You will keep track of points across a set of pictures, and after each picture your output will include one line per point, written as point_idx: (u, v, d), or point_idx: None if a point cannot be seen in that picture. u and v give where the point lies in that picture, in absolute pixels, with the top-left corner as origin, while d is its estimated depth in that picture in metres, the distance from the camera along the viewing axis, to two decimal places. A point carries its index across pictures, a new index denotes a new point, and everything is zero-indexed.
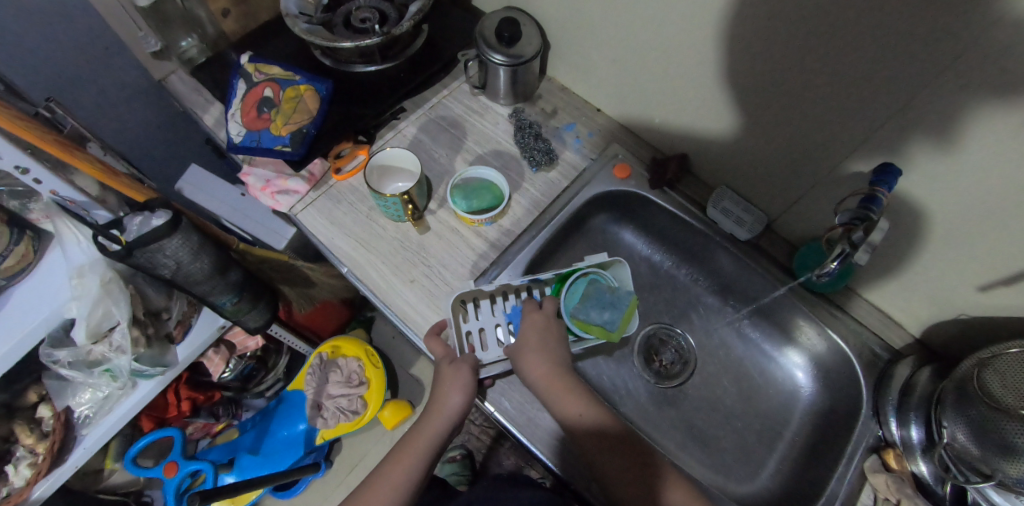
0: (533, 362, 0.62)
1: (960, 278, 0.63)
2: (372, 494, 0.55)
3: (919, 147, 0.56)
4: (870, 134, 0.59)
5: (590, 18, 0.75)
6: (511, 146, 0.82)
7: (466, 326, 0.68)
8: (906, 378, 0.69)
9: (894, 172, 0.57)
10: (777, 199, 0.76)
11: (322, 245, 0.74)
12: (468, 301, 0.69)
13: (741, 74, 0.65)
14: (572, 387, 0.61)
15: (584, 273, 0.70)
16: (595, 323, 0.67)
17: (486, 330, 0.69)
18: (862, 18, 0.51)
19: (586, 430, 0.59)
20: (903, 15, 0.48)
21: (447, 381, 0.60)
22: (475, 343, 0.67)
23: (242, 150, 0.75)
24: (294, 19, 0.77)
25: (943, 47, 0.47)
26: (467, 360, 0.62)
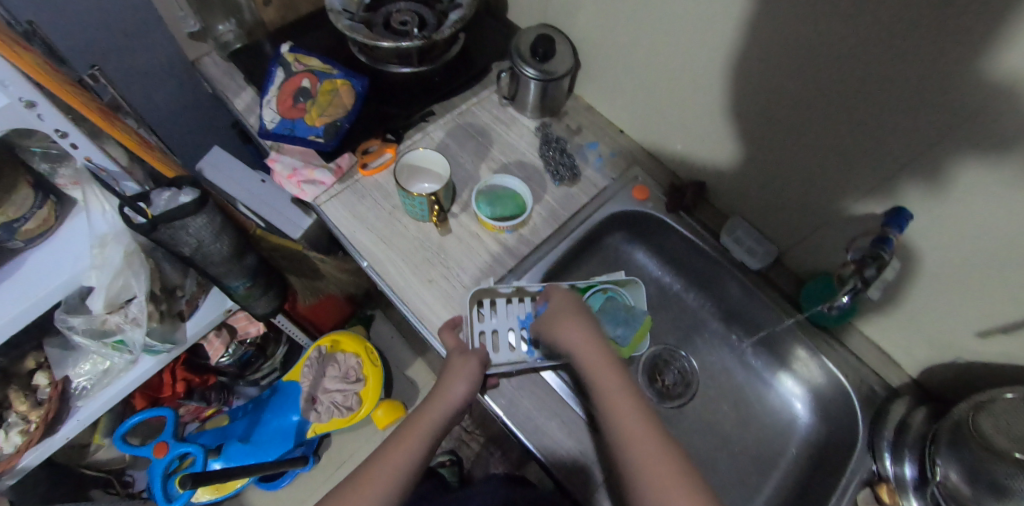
0: (568, 329, 0.63)
1: (961, 324, 0.65)
2: (373, 474, 0.56)
3: (933, 198, 0.57)
4: (883, 184, 0.61)
5: (619, 42, 0.78)
6: (535, 159, 0.84)
7: (480, 326, 0.70)
8: (902, 416, 0.70)
9: (907, 216, 0.59)
10: (790, 233, 0.78)
11: (343, 237, 0.75)
12: (485, 301, 0.71)
13: (761, 112, 0.67)
14: (606, 358, 0.61)
15: (603, 289, 0.75)
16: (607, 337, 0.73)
17: (500, 330, 0.70)
18: (874, 72, 0.53)
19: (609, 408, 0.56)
20: (917, 75, 0.50)
21: (454, 370, 0.62)
22: (487, 343, 0.69)
23: (273, 137, 0.76)
24: (337, 15, 0.79)
25: (952, 106, 0.49)
26: (476, 353, 0.63)
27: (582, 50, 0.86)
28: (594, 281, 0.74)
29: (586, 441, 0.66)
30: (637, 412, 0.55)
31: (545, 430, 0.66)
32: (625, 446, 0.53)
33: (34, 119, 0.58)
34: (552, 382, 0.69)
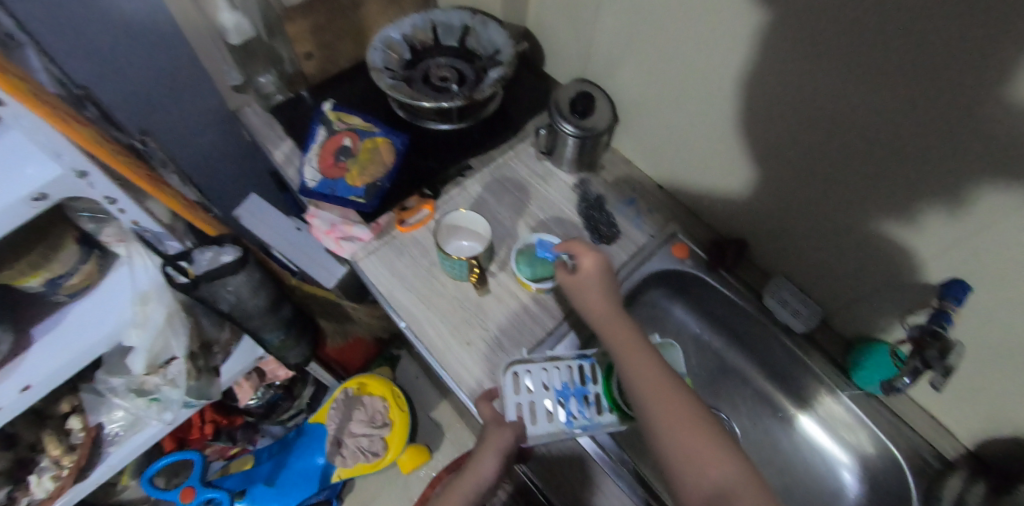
0: (589, 293, 0.61)
1: (1023, 401, 0.62)
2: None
3: (1000, 278, 0.54)
4: (942, 261, 0.58)
5: (655, 99, 0.78)
6: (572, 214, 0.82)
7: (517, 398, 0.65)
8: (959, 492, 0.67)
9: (965, 287, 0.56)
10: (837, 295, 0.75)
11: (381, 295, 0.74)
12: (519, 371, 0.67)
13: (806, 175, 0.65)
14: (626, 323, 0.57)
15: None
16: None
17: (537, 403, 0.65)
18: (933, 148, 0.50)
19: (661, 425, 0.48)
20: (982, 155, 0.46)
21: (487, 443, 0.60)
22: (524, 415, 0.64)
23: (315, 196, 0.77)
24: (379, 73, 0.80)
25: (1022, 190, 0.45)
26: (512, 426, 0.61)
27: (617, 103, 0.86)
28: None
29: None
30: (662, 379, 0.51)
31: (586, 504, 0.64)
32: (644, 412, 0.50)
33: (85, 187, 0.57)
34: (591, 452, 0.66)
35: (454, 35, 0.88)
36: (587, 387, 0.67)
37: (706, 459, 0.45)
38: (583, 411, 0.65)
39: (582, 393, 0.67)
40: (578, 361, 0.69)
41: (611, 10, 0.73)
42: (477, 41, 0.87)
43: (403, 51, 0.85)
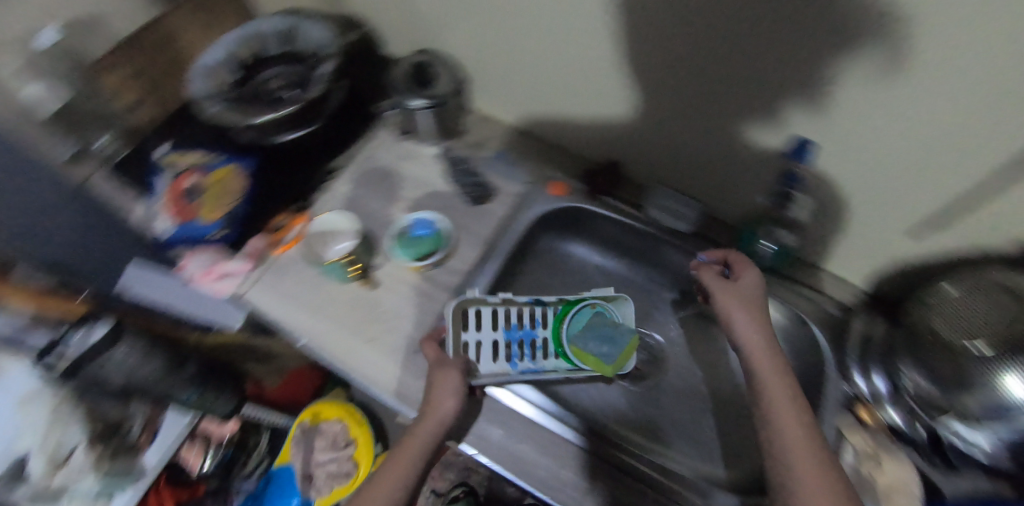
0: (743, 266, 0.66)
1: (889, 229, 0.70)
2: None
3: (842, 122, 0.58)
4: (773, 121, 0.63)
5: (502, 53, 0.79)
6: (445, 186, 0.83)
7: (466, 335, 0.70)
8: (863, 332, 0.75)
9: (808, 144, 0.61)
10: (709, 185, 0.80)
11: (276, 321, 0.73)
12: (470, 308, 0.71)
13: (664, 82, 0.67)
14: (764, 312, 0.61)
15: (591, 304, 0.78)
16: (592, 354, 0.74)
17: (484, 340, 0.71)
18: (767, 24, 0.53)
19: (781, 422, 0.50)
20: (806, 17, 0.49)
21: (438, 385, 0.61)
22: (473, 353, 0.69)
23: (177, 244, 0.75)
24: (205, 102, 0.79)
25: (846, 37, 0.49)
26: (455, 364, 0.64)
27: (463, 67, 0.87)
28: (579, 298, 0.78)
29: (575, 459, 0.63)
30: (783, 379, 0.53)
31: (525, 458, 0.63)
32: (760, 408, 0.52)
33: None
34: (547, 409, 0.67)
35: (276, 42, 0.85)
36: (536, 332, 0.74)
37: (812, 465, 0.46)
38: (528, 354, 0.72)
39: (530, 337, 0.73)
40: (529, 306, 0.75)
41: None
42: (300, 41, 0.85)
43: (229, 72, 0.82)
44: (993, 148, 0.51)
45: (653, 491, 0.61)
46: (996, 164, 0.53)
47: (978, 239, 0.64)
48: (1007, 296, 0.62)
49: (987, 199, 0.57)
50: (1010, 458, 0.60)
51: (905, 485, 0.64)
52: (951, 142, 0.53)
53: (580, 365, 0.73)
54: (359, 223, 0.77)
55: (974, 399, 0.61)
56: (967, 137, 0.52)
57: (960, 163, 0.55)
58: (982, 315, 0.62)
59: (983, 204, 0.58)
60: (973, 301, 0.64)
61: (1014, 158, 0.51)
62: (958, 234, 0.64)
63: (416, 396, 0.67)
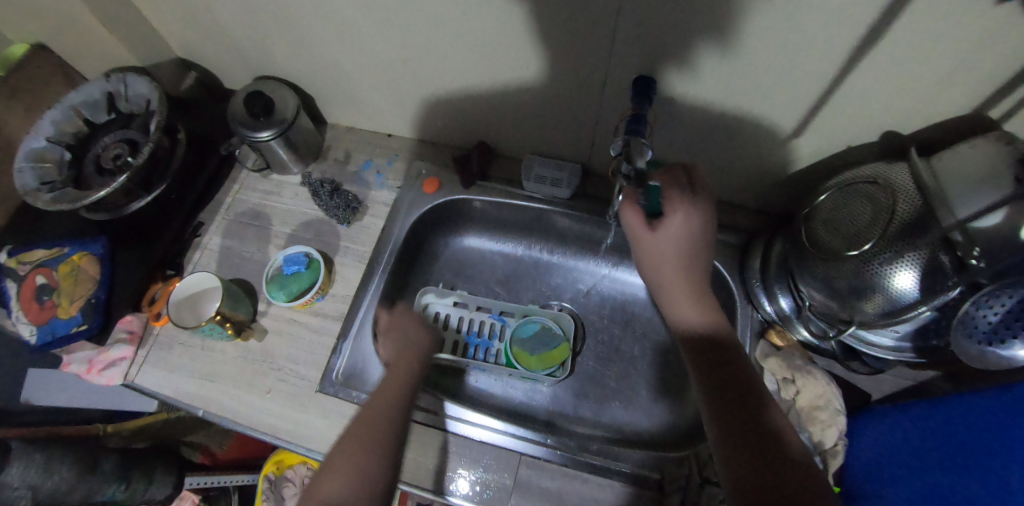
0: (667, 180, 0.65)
1: (763, 146, 0.69)
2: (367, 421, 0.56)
3: (687, 44, 0.56)
4: (626, 52, 0.58)
5: (333, 62, 0.74)
6: (316, 212, 0.80)
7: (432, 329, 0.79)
8: (765, 250, 0.75)
9: (649, 83, 0.58)
10: (578, 145, 0.76)
11: (170, 397, 0.69)
12: (439, 311, 0.81)
13: (504, 49, 0.62)
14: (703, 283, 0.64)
15: (541, 321, 0.79)
16: (528, 354, 0.76)
17: (446, 342, 0.79)
18: None
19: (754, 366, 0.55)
20: None
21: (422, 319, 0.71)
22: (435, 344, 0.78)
23: (43, 349, 0.68)
24: (35, 194, 0.71)
25: None
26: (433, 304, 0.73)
27: (303, 84, 0.82)
28: (530, 313, 0.81)
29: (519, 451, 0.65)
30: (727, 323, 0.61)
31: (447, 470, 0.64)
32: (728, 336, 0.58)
33: None
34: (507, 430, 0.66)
35: (103, 108, 0.79)
36: (492, 342, 0.80)
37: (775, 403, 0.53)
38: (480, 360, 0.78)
39: (487, 346, 0.80)
40: (491, 320, 0.81)
41: (222, 3, 0.69)
42: (124, 101, 0.78)
43: (59, 154, 0.76)
44: (831, 39, 0.51)
45: (573, 469, 0.64)
46: (833, 55, 0.53)
47: (838, 134, 0.64)
48: (875, 189, 0.59)
49: (838, 91, 0.57)
50: (919, 353, 0.61)
51: (825, 402, 0.65)
52: (781, 50, 0.54)
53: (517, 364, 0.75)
54: (213, 277, 0.70)
55: (871, 305, 0.58)
56: (800, 37, 0.52)
57: (800, 64, 0.55)
58: (858, 216, 0.59)
59: (834, 97, 0.58)
60: (848, 202, 0.60)
61: (853, 44, 0.51)
62: (821, 134, 0.64)
63: (320, 434, 0.65)
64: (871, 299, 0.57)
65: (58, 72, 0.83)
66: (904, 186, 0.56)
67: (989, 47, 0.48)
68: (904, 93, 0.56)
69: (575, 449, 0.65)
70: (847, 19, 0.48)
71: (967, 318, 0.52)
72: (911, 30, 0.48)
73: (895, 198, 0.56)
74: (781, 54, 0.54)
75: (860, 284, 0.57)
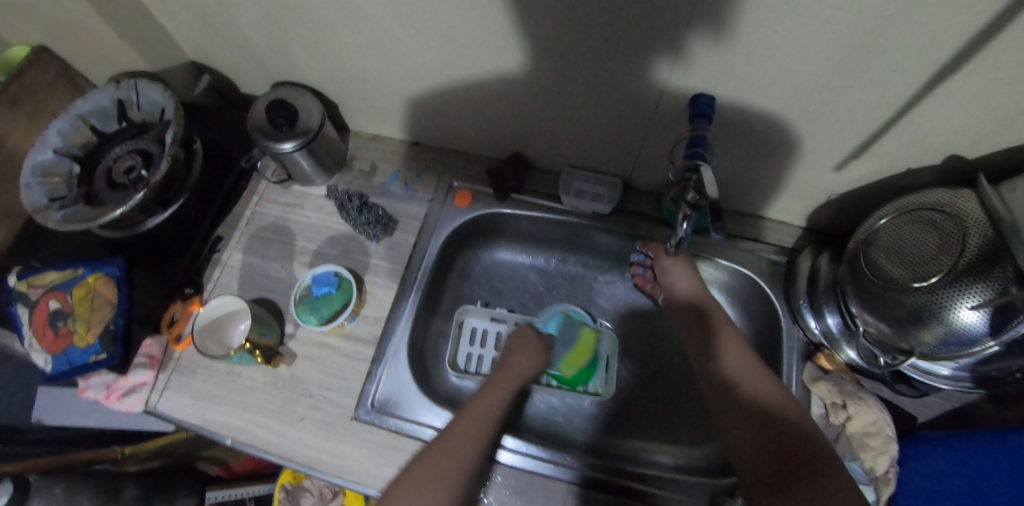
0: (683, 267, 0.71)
1: (816, 164, 0.66)
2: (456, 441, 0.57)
3: (751, 60, 0.52)
4: (684, 67, 0.55)
5: (362, 69, 0.70)
6: (343, 227, 0.76)
7: (468, 348, 0.78)
8: (810, 267, 0.72)
9: (708, 103, 0.55)
10: (619, 158, 0.73)
11: (196, 426, 0.66)
12: (476, 327, 0.80)
13: (550, 60, 0.59)
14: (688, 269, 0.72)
15: (563, 309, 0.82)
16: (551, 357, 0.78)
17: (483, 357, 0.77)
18: None
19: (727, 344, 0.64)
20: None
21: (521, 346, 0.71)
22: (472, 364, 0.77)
23: (59, 378, 0.64)
24: (45, 212, 0.66)
25: None
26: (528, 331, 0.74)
27: (326, 91, 0.78)
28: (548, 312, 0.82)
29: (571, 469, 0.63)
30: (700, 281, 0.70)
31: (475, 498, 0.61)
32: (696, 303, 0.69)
33: None
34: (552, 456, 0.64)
35: (113, 117, 0.74)
36: None
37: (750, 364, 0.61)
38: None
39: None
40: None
41: (243, 7, 0.64)
42: (134, 110, 0.74)
43: (67, 167, 0.72)
44: (913, 59, 0.48)
45: (622, 499, 0.62)
46: (906, 76, 0.50)
47: (899, 157, 0.61)
48: (943, 219, 0.56)
49: (907, 112, 0.54)
50: (976, 383, 0.60)
51: (878, 429, 0.64)
52: (856, 68, 0.50)
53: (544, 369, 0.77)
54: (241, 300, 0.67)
55: (930, 334, 0.57)
56: (877, 58, 0.49)
57: (873, 84, 0.52)
58: (924, 244, 0.56)
59: (902, 119, 0.55)
60: (910, 228, 0.58)
61: (930, 66, 0.48)
62: (880, 156, 0.62)
63: (358, 466, 0.62)
64: (931, 329, 0.56)
65: (63, 78, 0.78)
66: (977, 219, 0.54)
67: None
68: (982, 116, 0.52)
69: (616, 475, 0.62)
70: (935, 39, 0.45)
71: None
72: (1003, 54, 0.45)
73: (965, 229, 0.54)
74: (850, 74, 0.51)
75: (925, 314, 0.55)
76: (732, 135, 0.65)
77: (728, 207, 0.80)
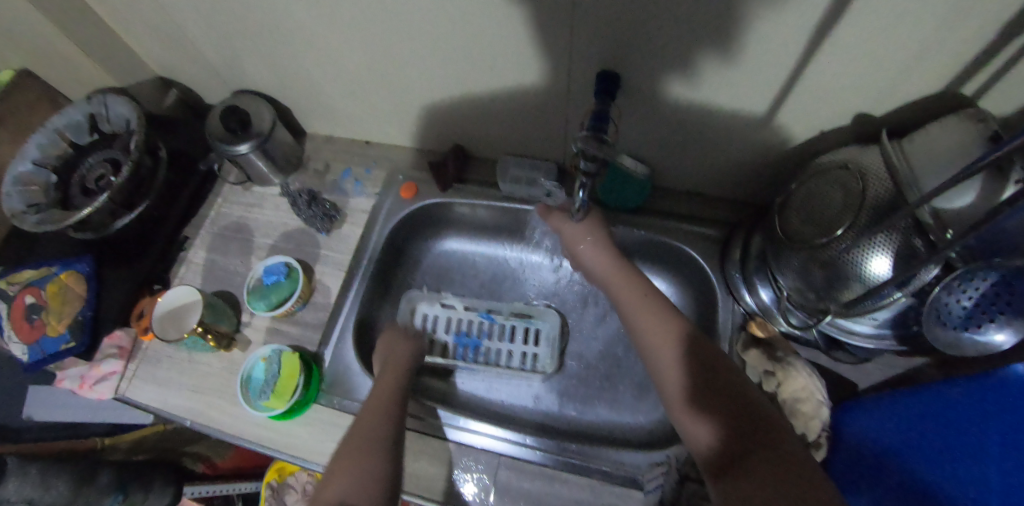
0: (596, 255, 0.70)
1: (733, 141, 0.68)
2: (349, 447, 0.56)
3: (633, 43, 0.55)
4: (578, 54, 0.58)
5: (303, 75, 0.75)
6: (298, 222, 0.81)
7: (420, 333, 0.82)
8: (743, 243, 0.73)
9: (612, 79, 0.58)
10: (551, 145, 0.76)
11: (159, 410, 0.71)
12: (427, 314, 0.83)
13: (461, 56, 0.63)
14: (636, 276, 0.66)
15: (261, 355, 0.69)
16: (267, 396, 0.65)
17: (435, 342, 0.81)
18: None
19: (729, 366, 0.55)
20: None
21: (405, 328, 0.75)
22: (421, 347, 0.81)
23: (35, 367, 0.71)
24: (21, 217, 0.72)
25: None
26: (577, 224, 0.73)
27: (278, 97, 0.83)
28: (261, 352, 0.69)
29: (520, 444, 0.66)
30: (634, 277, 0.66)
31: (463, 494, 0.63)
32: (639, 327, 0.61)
33: None
34: (495, 436, 0.66)
35: (86, 130, 0.80)
36: (481, 341, 0.81)
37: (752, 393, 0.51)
38: (468, 359, 0.79)
39: (475, 345, 0.80)
40: (480, 318, 0.82)
41: (190, 24, 0.70)
42: (105, 121, 0.80)
43: (45, 177, 0.78)
44: (787, 28, 0.49)
45: (553, 469, 0.64)
46: (783, 52, 0.52)
47: (806, 125, 0.63)
48: (849, 176, 0.57)
49: (799, 81, 0.56)
50: (899, 341, 0.59)
51: (809, 394, 0.63)
52: (737, 39, 0.52)
53: (276, 401, 0.65)
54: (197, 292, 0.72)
55: (849, 294, 0.56)
56: (748, 34, 0.51)
57: (760, 58, 0.53)
58: (832, 203, 0.57)
59: (792, 92, 0.57)
60: (820, 190, 0.59)
61: (801, 40, 0.50)
62: (789, 127, 0.63)
63: (303, 444, 0.66)
64: (849, 288, 0.56)
65: (43, 99, 0.85)
66: (878, 172, 0.54)
67: (955, 25, 0.45)
68: (870, 73, 0.53)
69: (565, 453, 0.65)
70: (799, 9, 0.47)
71: (939, 304, 0.50)
72: (866, 17, 0.46)
73: (866, 182, 0.55)
74: (730, 50, 0.54)
75: (839, 271, 0.55)
76: (645, 117, 0.67)
77: (666, 186, 0.82)
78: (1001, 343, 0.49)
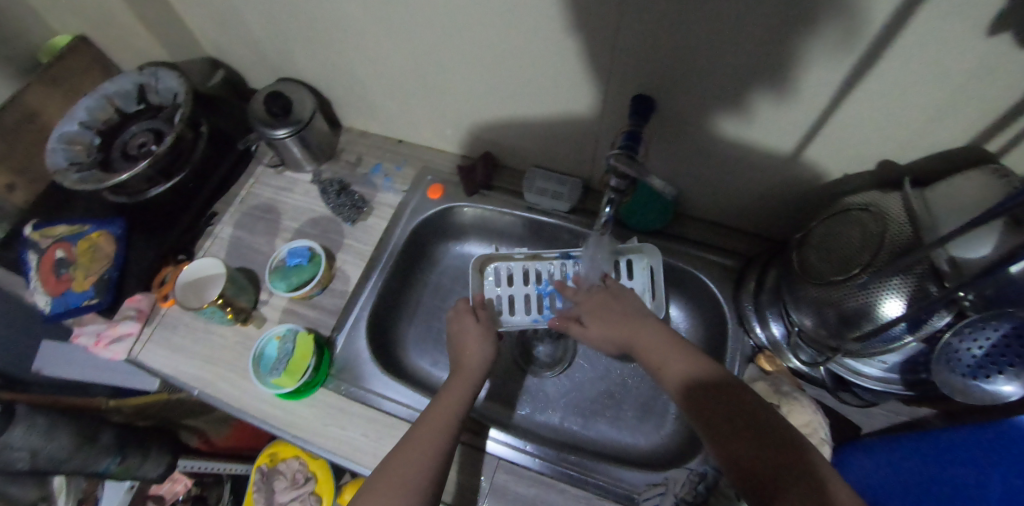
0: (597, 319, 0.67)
1: (757, 176, 0.70)
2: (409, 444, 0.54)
3: (672, 71, 0.58)
4: (618, 76, 0.60)
5: (348, 70, 0.78)
6: (325, 210, 0.83)
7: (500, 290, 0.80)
8: (758, 276, 0.75)
9: (647, 104, 0.60)
10: (579, 161, 0.78)
11: (169, 375, 0.72)
12: (500, 268, 0.81)
13: (504, 68, 0.66)
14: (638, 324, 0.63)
15: (276, 334, 0.70)
16: (280, 372, 0.66)
17: (517, 296, 0.79)
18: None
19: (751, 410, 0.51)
20: None
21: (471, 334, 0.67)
22: (502, 308, 0.79)
23: (56, 318, 0.72)
24: (63, 173, 0.75)
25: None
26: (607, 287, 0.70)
27: (320, 88, 0.86)
28: (275, 331, 0.70)
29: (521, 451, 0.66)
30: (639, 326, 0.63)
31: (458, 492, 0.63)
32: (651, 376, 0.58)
33: None
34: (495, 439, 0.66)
35: (134, 98, 0.83)
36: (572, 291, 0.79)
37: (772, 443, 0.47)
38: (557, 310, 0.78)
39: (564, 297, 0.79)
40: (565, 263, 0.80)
41: (248, 12, 0.74)
42: (153, 93, 0.84)
43: (89, 138, 0.80)
44: (823, 70, 0.51)
45: (550, 478, 0.64)
46: (814, 93, 0.55)
47: (831, 168, 0.64)
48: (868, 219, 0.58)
49: (827, 123, 0.58)
50: (907, 386, 0.60)
51: (812, 431, 0.62)
52: (772, 76, 0.54)
53: (288, 377, 0.66)
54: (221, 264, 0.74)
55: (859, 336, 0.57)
56: (783, 74, 0.53)
57: (794, 95, 0.55)
58: (850, 244, 0.58)
59: (820, 133, 0.59)
60: (837, 230, 0.61)
61: (834, 84, 0.53)
62: (814, 167, 0.65)
63: (306, 424, 0.67)
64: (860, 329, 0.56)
65: (95, 66, 0.89)
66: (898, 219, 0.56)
67: (983, 85, 0.47)
68: (898, 121, 0.55)
69: (563, 461, 0.65)
70: (835, 51, 0.49)
71: (949, 350, 0.51)
72: (898, 66, 0.48)
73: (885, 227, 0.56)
74: (765, 88, 0.56)
75: (853, 311, 0.56)
76: (676, 142, 0.69)
77: (687, 214, 0.84)
78: (1008, 393, 0.49)
